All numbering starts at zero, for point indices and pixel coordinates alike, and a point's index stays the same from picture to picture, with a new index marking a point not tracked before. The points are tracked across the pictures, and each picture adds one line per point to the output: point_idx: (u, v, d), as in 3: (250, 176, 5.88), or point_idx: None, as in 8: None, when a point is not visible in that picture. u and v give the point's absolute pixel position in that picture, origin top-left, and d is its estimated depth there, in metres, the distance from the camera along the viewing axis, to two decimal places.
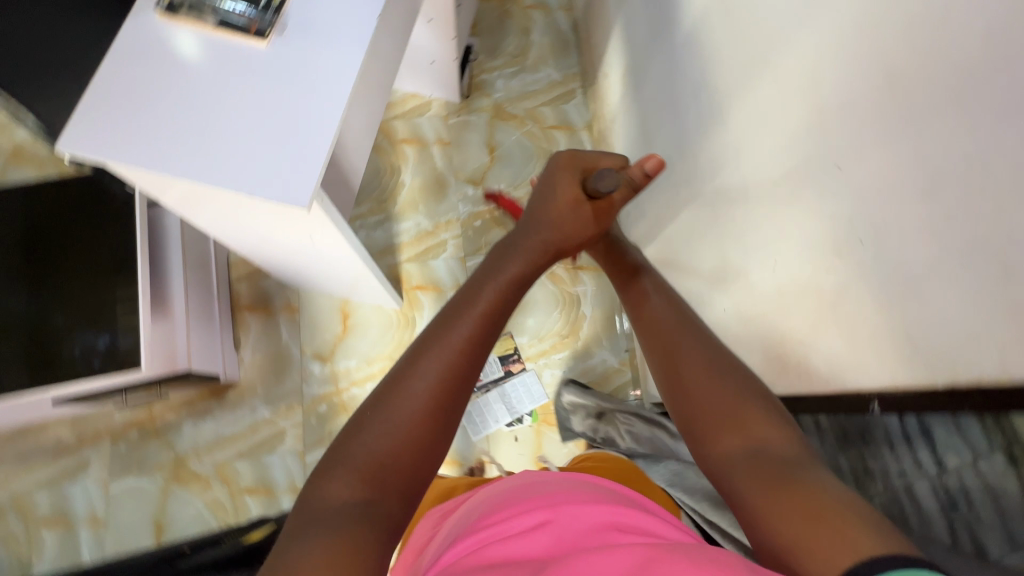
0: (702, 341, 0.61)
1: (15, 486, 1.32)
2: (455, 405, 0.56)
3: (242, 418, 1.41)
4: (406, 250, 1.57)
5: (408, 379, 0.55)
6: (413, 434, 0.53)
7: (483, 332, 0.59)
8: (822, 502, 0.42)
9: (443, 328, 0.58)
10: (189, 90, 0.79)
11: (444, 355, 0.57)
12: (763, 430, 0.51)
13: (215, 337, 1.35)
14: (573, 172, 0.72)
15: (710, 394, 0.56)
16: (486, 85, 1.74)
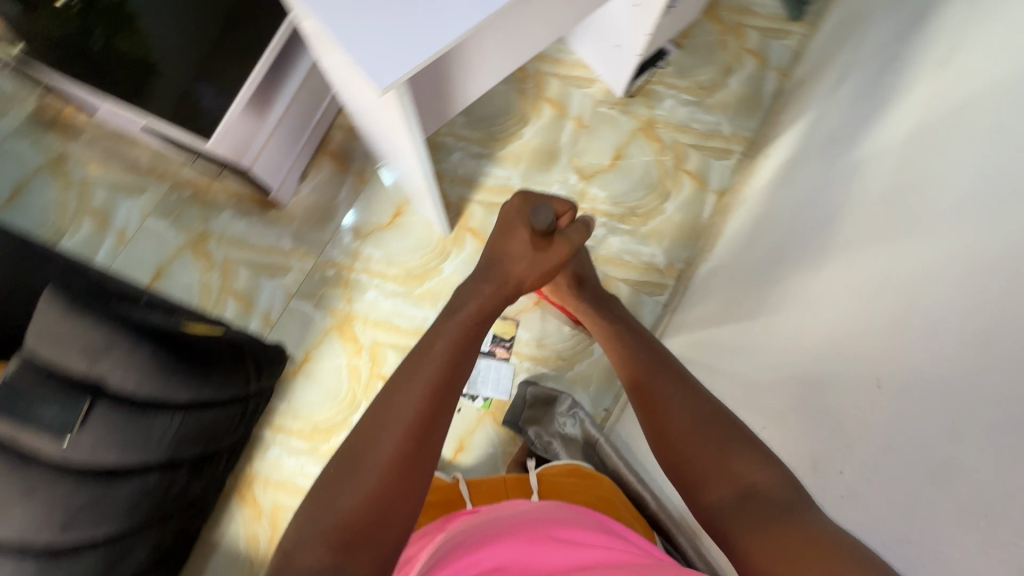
0: (688, 393, 0.77)
1: (89, 172, 1.52)
2: (418, 452, 0.65)
3: (267, 236, 1.51)
4: (484, 193, 1.57)
5: (376, 441, 0.65)
6: (380, 489, 0.62)
7: (434, 393, 0.68)
8: (805, 545, 0.52)
9: (402, 385, 0.69)
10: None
11: (401, 420, 0.66)
12: (758, 476, 0.63)
13: (286, 154, 1.44)
14: (513, 224, 0.89)
15: (698, 451, 0.69)
16: (655, 96, 1.65)
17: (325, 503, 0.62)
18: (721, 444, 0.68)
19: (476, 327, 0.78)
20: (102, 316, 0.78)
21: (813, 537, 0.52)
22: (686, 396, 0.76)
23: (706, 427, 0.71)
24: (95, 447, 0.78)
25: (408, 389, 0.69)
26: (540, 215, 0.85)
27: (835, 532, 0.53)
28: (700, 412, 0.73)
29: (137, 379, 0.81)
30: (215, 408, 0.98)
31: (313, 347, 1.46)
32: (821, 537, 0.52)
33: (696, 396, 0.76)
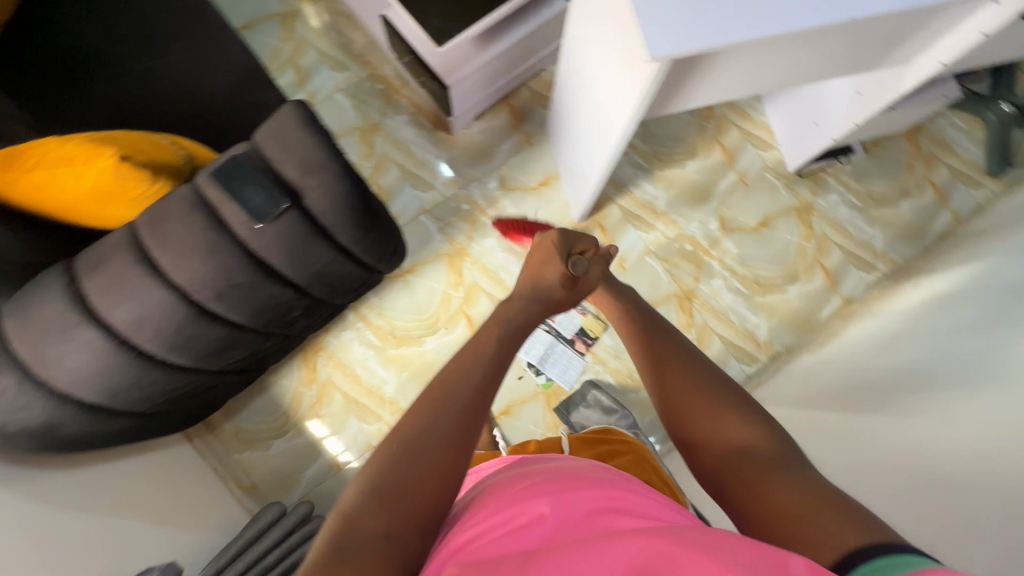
0: (690, 369, 0.72)
1: (310, 35, 1.69)
2: (468, 440, 0.65)
3: (427, 151, 1.63)
4: (627, 201, 1.62)
5: (419, 433, 0.63)
6: (429, 472, 0.61)
7: (479, 387, 0.68)
8: (805, 513, 0.53)
9: (450, 379, 0.69)
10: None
11: (449, 407, 0.66)
12: (742, 433, 0.64)
13: (479, 92, 1.54)
14: (555, 250, 0.85)
15: (690, 408, 0.68)
16: (824, 186, 1.65)
17: (376, 489, 0.59)
18: (712, 403, 0.68)
19: (529, 314, 0.81)
20: (326, 138, 0.89)
21: (799, 488, 0.55)
22: (665, 355, 0.73)
23: (702, 391, 0.69)
24: (270, 243, 0.87)
25: (455, 381, 0.68)
26: (578, 267, 0.83)
27: (829, 488, 0.55)
28: (688, 372, 0.71)
29: (325, 201, 0.88)
30: (354, 265, 1.04)
31: (422, 262, 1.54)
32: (812, 496, 0.54)
33: (684, 351, 0.74)
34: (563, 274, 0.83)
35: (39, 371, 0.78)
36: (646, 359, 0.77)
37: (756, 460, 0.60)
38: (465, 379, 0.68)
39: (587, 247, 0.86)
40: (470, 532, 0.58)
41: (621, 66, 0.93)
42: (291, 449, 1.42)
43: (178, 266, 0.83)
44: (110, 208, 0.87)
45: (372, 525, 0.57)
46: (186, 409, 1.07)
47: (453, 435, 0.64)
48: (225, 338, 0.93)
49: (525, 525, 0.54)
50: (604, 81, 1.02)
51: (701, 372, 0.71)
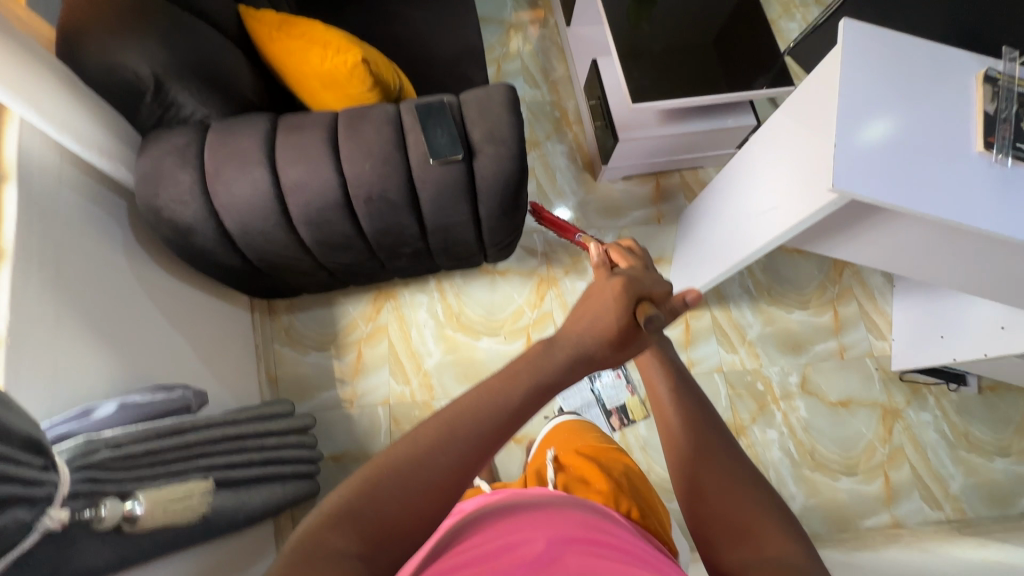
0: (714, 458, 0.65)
1: (523, 50, 1.88)
2: (473, 466, 0.55)
3: (568, 184, 1.73)
4: (723, 316, 1.61)
5: (431, 451, 0.54)
6: (422, 498, 0.53)
7: (503, 423, 0.57)
8: None
9: (478, 395, 0.58)
10: (927, 112, 0.90)
11: (465, 439, 0.55)
12: (775, 549, 0.55)
13: (638, 160, 1.63)
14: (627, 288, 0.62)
15: (716, 511, 0.61)
16: (923, 401, 1.56)
17: (354, 505, 0.51)
18: (741, 511, 0.60)
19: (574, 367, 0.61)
20: (518, 123, 0.99)
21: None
22: (702, 440, 0.67)
23: (720, 492, 0.62)
24: (430, 179, 0.95)
25: (484, 398, 0.57)
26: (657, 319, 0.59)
27: None
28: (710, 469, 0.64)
29: (489, 170, 0.97)
30: (473, 236, 1.11)
31: (514, 271, 1.60)
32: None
33: (710, 442, 0.67)
34: (627, 327, 0.60)
35: (212, 183, 0.89)
36: (672, 452, 0.68)
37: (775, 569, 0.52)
38: (484, 416, 0.57)
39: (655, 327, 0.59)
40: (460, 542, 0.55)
41: (796, 188, 0.98)
42: (322, 367, 1.48)
43: (354, 160, 0.93)
44: (327, 94, 1.00)
45: (341, 547, 0.49)
46: (276, 280, 1.15)
47: (458, 470, 0.54)
48: (347, 236, 1.01)
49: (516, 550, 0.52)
50: (772, 192, 1.06)
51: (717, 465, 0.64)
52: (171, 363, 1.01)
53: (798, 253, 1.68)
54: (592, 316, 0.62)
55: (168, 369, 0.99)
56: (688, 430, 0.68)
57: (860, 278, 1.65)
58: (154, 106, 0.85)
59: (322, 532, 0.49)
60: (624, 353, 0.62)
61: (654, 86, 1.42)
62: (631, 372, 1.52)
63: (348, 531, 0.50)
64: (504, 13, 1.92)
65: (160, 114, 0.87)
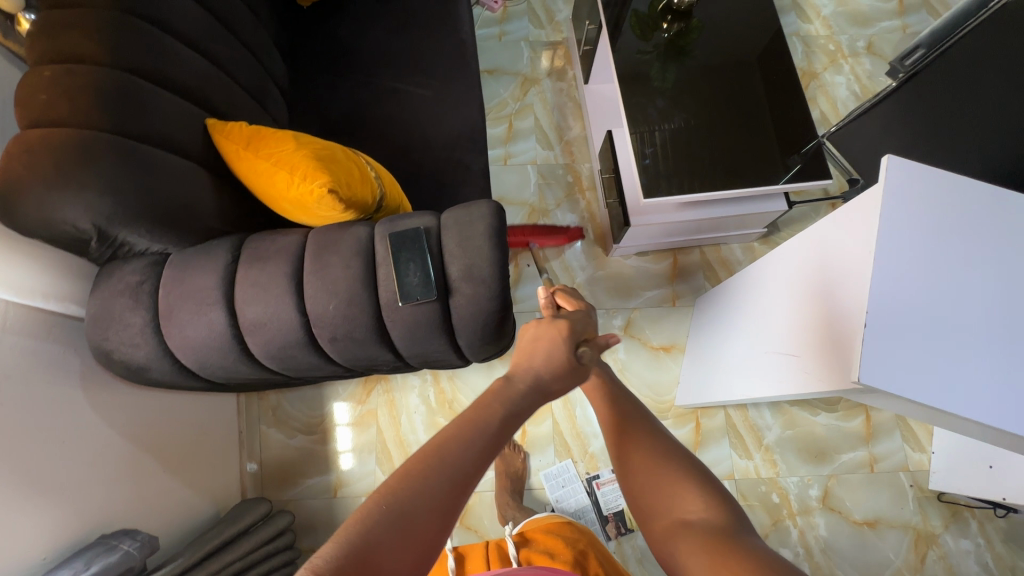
0: (651, 431, 0.63)
1: (537, 105, 1.77)
2: (458, 495, 0.51)
3: (577, 257, 1.61)
4: (738, 415, 1.47)
5: (416, 494, 0.49)
6: (410, 544, 0.47)
7: (485, 450, 0.55)
8: None
9: (460, 432, 0.55)
10: (982, 279, 0.76)
11: (449, 473, 0.51)
12: (695, 504, 0.54)
13: (652, 240, 1.51)
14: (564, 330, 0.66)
15: (645, 490, 0.58)
16: (963, 527, 1.39)
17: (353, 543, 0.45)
18: (663, 479, 0.57)
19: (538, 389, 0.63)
20: (502, 254, 0.89)
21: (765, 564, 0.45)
22: (634, 408, 0.67)
23: (648, 466, 0.59)
24: (401, 319, 0.87)
25: (464, 437, 0.54)
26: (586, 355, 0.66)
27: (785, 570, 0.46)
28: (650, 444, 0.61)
29: (466, 309, 0.88)
30: (454, 360, 1.03)
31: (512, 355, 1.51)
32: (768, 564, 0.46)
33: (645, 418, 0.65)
34: (571, 360, 0.64)
35: (165, 325, 0.83)
36: (609, 422, 0.66)
37: (701, 536, 0.51)
38: (472, 445, 0.54)
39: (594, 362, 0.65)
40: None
41: (811, 348, 0.86)
42: (307, 451, 1.43)
43: (317, 298, 0.86)
44: (299, 214, 0.93)
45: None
46: (250, 390, 1.10)
47: (445, 506, 0.50)
48: (315, 367, 0.94)
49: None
50: (784, 340, 0.95)
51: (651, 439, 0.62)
52: (132, 487, 0.97)
53: None
54: (533, 353, 0.65)
55: (127, 497, 0.95)
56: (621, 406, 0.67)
57: None
58: (103, 249, 0.81)
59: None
60: (568, 381, 0.65)
61: (669, 171, 1.31)
62: None
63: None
64: (520, 65, 1.81)
65: (113, 251, 0.82)
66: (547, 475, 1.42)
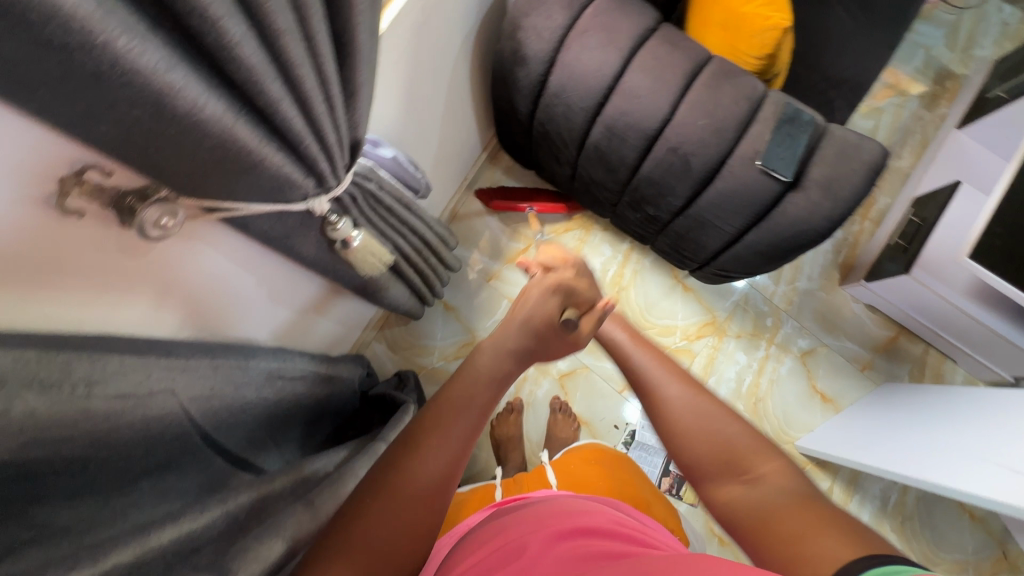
0: (694, 404, 0.66)
1: (886, 116, 1.63)
2: (450, 465, 0.59)
3: (811, 266, 1.54)
4: (838, 496, 1.42)
5: (399, 478, 0.56)
6: (413, 516, 0.55)
7: (470, 424, 0.61)
8: (835, 528, 0.51)
9: (431, 418, 0.60)
10: None
11: (436, 449, 0.58)
12: (767, 468, 0.60)
13: (902, 303, 1.40)
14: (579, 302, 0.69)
15: (697, 445, 0.64)
16: None
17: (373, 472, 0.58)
18: (738, 445, 0.62)
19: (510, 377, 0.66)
20: (863, 192, 0.87)
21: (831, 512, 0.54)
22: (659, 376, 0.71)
23: (705, 422, 0.65)
24: (739, 177, 0.88)
25: (443, 417, 0.60)
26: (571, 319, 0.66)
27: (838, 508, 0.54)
28: (688, 405, 0.67)
29: (795, 210, 0.87)
30: (714, 247, 1.04)
31: (696, 295, 1.51)
32: (819, 513, 0.54)
33: (676, 373, 0.71)
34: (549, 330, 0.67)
35: (571, 41, 0.91)
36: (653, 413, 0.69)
37: (779, 498, 0.57)
38: (450, 422, 0.60)
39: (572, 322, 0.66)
40: (479, 537, 0.62)
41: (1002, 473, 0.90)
42: (491, 233, 1.53)
43: (692, 108, 0.88)
44: (717, 35, 0.94)
45: (390, 521, 0.54)
46: (530, 146, 1.18)
47: (440, 481, 0.57)
48: (623, 163, 0.99)
49: (511, 553, 0.53)
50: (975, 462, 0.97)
51: (692, 390, 0.68)
52: None
53: (969, 515, 1.41)
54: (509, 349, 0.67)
55: None
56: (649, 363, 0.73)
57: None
58: None
59: (358, 502, 0.55)
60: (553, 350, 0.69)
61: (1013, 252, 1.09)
62: None
63: (387, 504, 0.55)
64: (898, 72, 1.66)
65: None
66: None
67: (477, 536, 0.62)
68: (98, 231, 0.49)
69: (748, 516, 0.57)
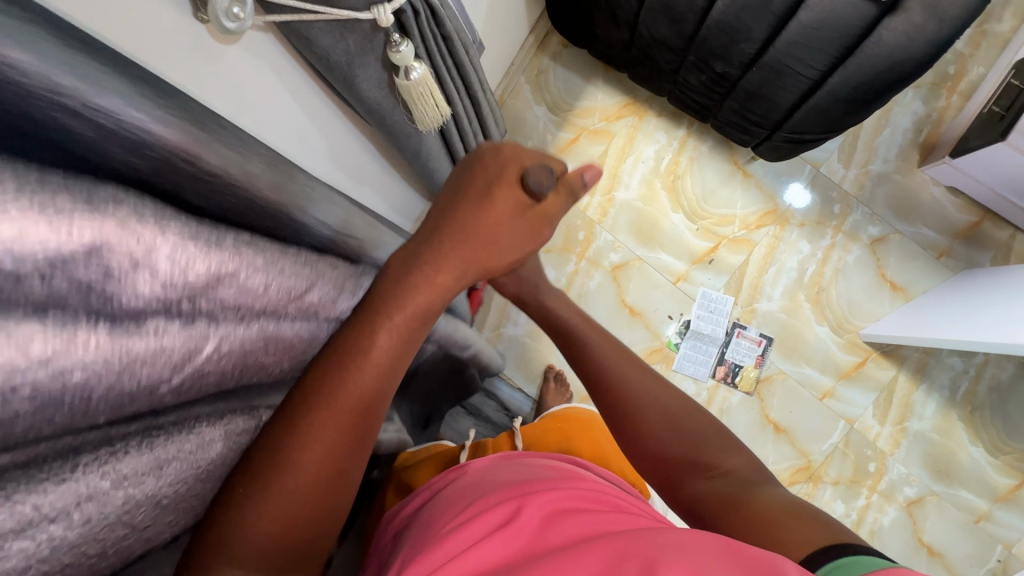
0: (652, 400, 0.74)
1: None
2: (353, 432, 0.57)
3: (887, 149, 1.42)
4: (903, 386, 1.38)
5: (292, 456, 0.53)
6: (311, 490, 0.54)
7: (372, 392, 0.57)
8: (801, 513, 0.58)
9: (330, 377, 0.55)
10: None
11: (328, 426, 0.55)
12: (732, 462, 0.68)
13: (992, 180, 1.28)
14: (505, 175, 0.64)
15: (664, 437, 0.71)
16: None
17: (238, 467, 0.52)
18: (698, 434, 0.71)
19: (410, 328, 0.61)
20: (976, 11, 0.76)
21: (787, 504, 0.60)
22: (607, 368, 0.77)
23: (661, 403, 0.74)
24: (830, 3, 0.79)
25: (342, 379, 0.55)
26: (538, 182, 0.63)
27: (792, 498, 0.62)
28: (645, 393, 0.75)
29: (893, 36, 0.78)
30: (790, 99, 0.96)
31: (756, 181, 1.43)
32: (782, 509, 0.59)
33: (637, 364, 0.79)
34: (516, 198, 0.64)
35: None
36: (618, 406, 0.75)
37: (733, 487, 0.64)
38: (348, 390, 0.56)
39: (539, 185, 0.63)
40: (437, 511, 0.62)
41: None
42: (540, 123, 1.47)
43: None
44: None
45: (307, 473, 0.54)
46: (587, 8, 1.10)
47: (331, 459, 0.55)
48: (693, 7, 0.91)
49: (475, 517, 0.55)
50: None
51: (648, 378, 0.77)
52: None
53: None
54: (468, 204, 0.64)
55: None
56: (608, 353, 0.79)
57: None
58: None
59: (223, 517, 0.50)
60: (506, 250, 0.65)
61: None
62: (772, 350, 1.40)
63: (269, 511, 0.52)
64: None
65: None
66: (705, 294, 1.42)
67: (447, 506, 0.61)
68: (171, 14, 0.47)
69: (710, 502, 0.64)
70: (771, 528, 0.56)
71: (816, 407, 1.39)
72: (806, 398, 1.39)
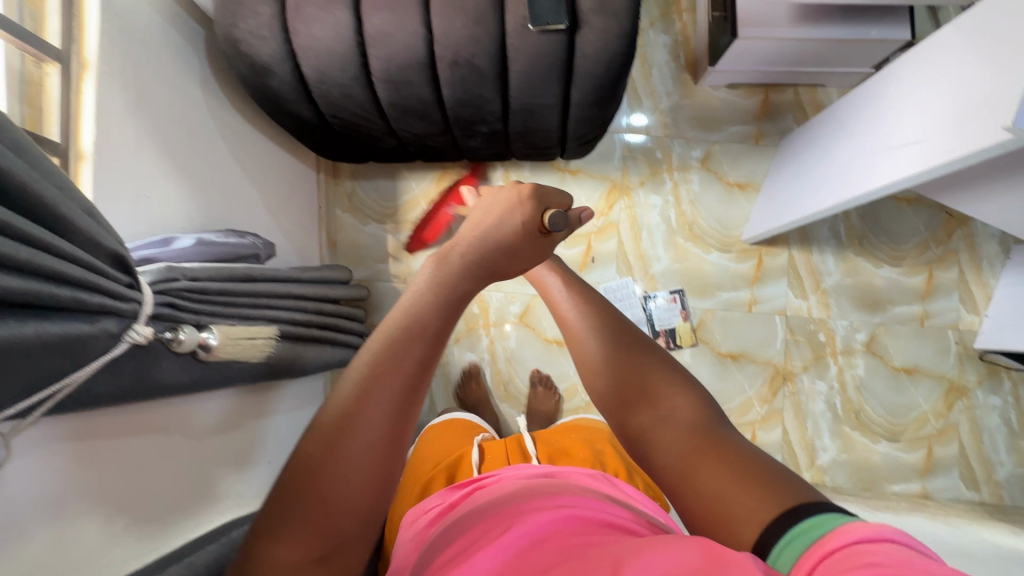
0: (603, 334, 0.65)
1: None
2: (380, 464, 0.49)
3: (665, 85, 1.54)
4: (800, 258, 1.49)
5: (324, 487, 0.47)
6: (347, 521, 0.49)
7: (392, 414, 0.49)
8: (765, 473, 0.49)
9: (355, 396, 0.49)
10: None
11: (357, 450, 0.48)
12: (684, 404, 0.58)
13: (753, 65, 1.41)
14: (521, 213, 0.56)
15: (615, 369, 0.62)
16: (996, 382, 1.45)
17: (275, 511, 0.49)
18: (652, 372, 0.61)
19: (426, 337, 0.52)
20: None
21: (747, 460, 0.50)
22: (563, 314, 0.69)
23: (618, 346, 0.64)
24: (525, 50, 0.85)
25: (366, 406, 0.49)
26: (556, 224, 0.56)
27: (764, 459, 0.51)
28: (609, 342, 0.65)
29: (590, 46, 0.84)
30: (556, 122, 1.01)
31: (584, 172, 1.50)
32: (747, 460, 0.50)
33: (602, 304, 0.69)
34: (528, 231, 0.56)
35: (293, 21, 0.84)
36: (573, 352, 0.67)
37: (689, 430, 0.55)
38: (365, 409, 0.48)
39: (555, 223, 0.56)
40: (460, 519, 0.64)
41: (969, 70, 0.82)
42: (379, 239, 1.47)
43: (446, 15, 0.83)
44: None
45: (338, 508, 0.48)
46: (345, 141, 1.12)
47: (367, 487, 0.49)
48: (425, 103, 0.95)
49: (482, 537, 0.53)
50: (919, 105, 0.92)
51: (614, 318, 0.68)
52: (239, 208, 1.01)
53: (908, 202, 1.49)
54: (474, 240, 0.57)
55: (237, 216, 1.00)
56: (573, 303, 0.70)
57: (969, 230, 1.47)
58: None
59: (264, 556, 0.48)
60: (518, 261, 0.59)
61: None
62: (688, 299, 1.47)
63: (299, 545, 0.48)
64: None
65: None
66: (606, 288, 1.48)
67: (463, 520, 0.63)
68: None
69: (671, 458, 0.54)
70: (724, 492, 0.48)
71: (750, 319, 1.47)
72: (738, 317, 1.47)
